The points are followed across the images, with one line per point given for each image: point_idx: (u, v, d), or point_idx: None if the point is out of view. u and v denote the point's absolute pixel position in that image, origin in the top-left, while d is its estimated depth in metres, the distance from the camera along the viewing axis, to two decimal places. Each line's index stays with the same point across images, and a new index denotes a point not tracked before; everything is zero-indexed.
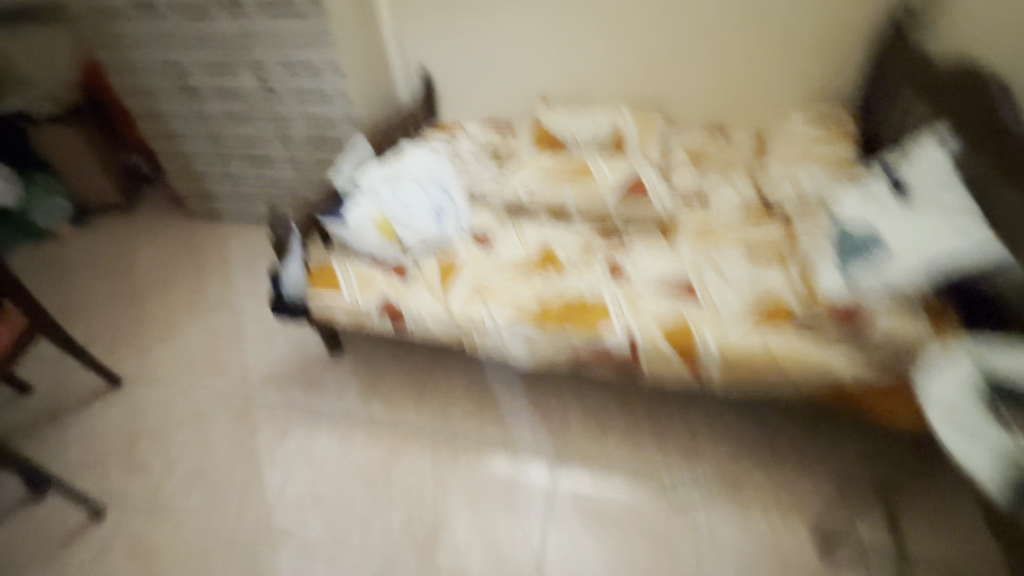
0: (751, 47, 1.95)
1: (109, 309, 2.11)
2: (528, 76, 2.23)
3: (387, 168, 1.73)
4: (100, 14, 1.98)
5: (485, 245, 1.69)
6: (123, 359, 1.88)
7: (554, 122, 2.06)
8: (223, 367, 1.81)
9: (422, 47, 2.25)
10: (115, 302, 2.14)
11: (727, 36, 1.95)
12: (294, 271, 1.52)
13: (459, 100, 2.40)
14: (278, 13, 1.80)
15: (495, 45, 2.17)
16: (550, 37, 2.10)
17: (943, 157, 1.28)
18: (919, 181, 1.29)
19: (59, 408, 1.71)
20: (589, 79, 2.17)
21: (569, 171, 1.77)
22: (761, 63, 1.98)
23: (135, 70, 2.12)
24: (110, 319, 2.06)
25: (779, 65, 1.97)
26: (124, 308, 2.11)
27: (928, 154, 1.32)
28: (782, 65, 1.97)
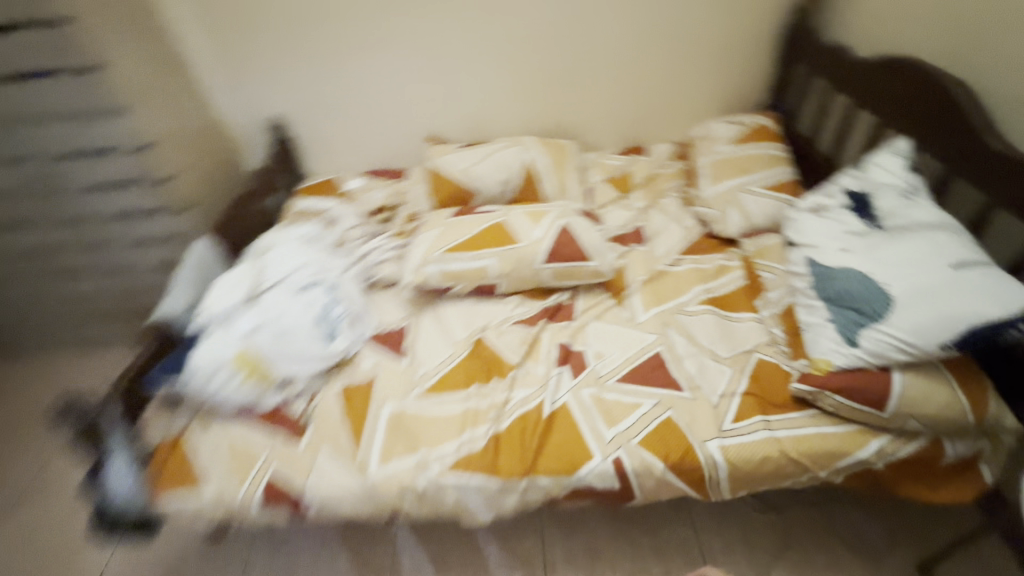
0: (650, 57, 1.75)
1: None
2: (406, 114, 1.86)
3: (246, 276, 1.29)
4: None
5: (401, 353, 1.30)
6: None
7: (450, 170, 1.72)
8: None
9: (265, 94, 1.78)
10: None
11: (624, 47, 1.73)
12: (119, 469, 1.03)
13: (329, 152, 1.96)
14: (33, 83, 1.29)
15: (357, 82, 1.77)
16: (423, 67, 1.75)
17: (900, 177, 1.18)
18: (885, 207, 1.15)
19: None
20: (479, 109, 1.85)
21: (483, 235, 1.42)
22: (665, 72, 1.78)
23: None
24: None
25: (683, 73, 1.79)
26: None
27: (882, 174, 1.20)
28: (686, 73, 1.79)
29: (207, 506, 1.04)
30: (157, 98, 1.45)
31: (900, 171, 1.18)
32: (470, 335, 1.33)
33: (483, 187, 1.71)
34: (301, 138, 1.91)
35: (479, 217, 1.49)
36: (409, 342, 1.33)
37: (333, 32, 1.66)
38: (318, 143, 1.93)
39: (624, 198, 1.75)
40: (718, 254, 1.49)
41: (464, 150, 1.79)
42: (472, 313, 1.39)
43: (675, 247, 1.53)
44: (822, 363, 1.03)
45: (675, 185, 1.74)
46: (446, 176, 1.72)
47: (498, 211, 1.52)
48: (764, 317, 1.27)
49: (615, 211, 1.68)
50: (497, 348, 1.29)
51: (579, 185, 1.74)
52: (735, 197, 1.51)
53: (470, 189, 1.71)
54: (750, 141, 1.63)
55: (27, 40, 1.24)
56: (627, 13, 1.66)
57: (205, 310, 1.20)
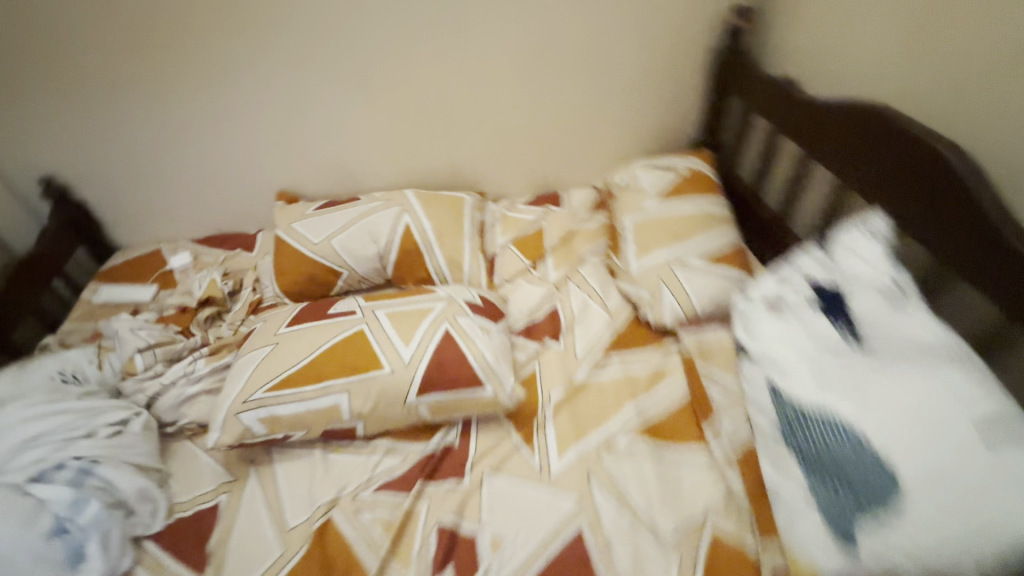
0: (554, 87, 1.38)
1: None
2: (243, 166, 1.40)
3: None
4: None
5: (205, 562, 0.87)
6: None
7: (303, 247, 1.29)
8: None
9: (27, 148, 1.30)
10: None
11: (518, 75, 1.35)
12: None
13: (148, 216, 1.47)
14: None
15: (162, 129, 1.31)
16: (251, 106, 1.30)
17: (882, 268, 0.85)
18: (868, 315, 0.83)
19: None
20: (341, 156, 1.42)
21: (332, 358, 1.00)
22: (574, 104, 1.43)
23: None
24: None
25: (597, 105, 1.44)
26: None
27: (856, 263, 0.88)
28: (600, 106, 1.44)
29: None
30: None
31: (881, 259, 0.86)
32: (313, 516, 0.92)
33: (347, 264, 1.29)
34: (97, 201, 1.42)
35: (327, 323, 1.07)
36: (220, 537, 0.90)
37: (107, 62, 1.19)
38: (123, 206, 1.44)
39: (534, 267, 1.38)
40: (652, 349, 1.15)
41: (322, 211, 1.35)
42: (319, 472, 0.98)
43: (600, 339, 1.17)
44: (805, 566, 0.75)
45: (596, 246, 1.40)
46: (296, 253, 1.29)
47: (356, 310, 1.09)
48: (716, 455, 0.94)
49: (521, 288, 1.32)
50: (350, 542, 0.88)
51: (476, 253, 1.35)
52: (668, 274, 1.18)
53: (331, 269, 1.28)
54: (683, 194, 1.30)
55: None
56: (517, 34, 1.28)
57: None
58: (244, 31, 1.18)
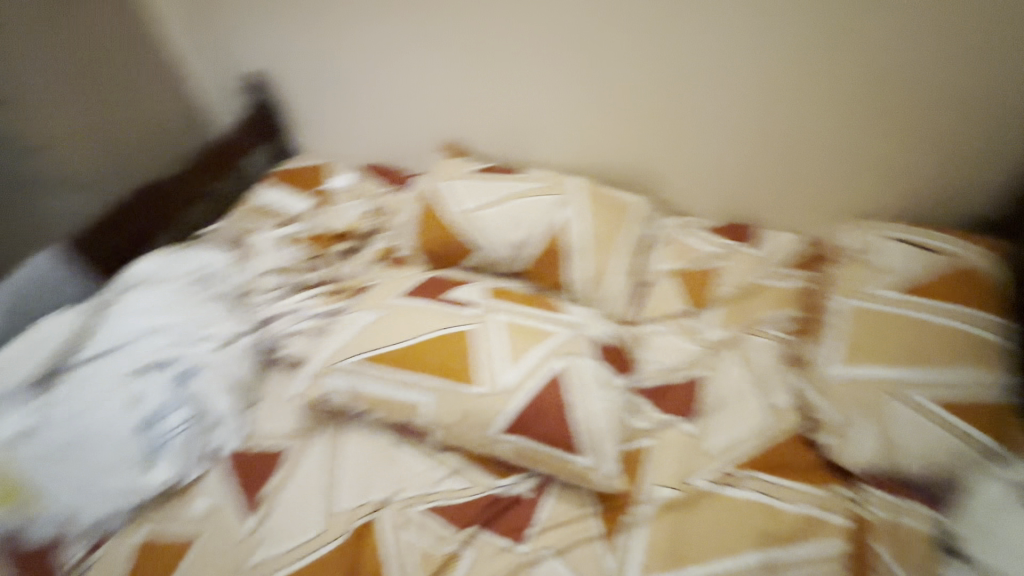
0: (788, 101, 1.08)
1: None
2: (424, 105, 1.37)
3: (70, 334, 0.92)
4: None
5: (254, 507, 0.85)
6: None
7: (450, 208, 1.20)
8: None
9: (249, 41, 1.38)
10: None
11: (775, 69, 1.05)
12: None
13: (327, 131, 1.52)
14: None
15: (366, 48, 1.31)
16: (451, 40, 1.23)
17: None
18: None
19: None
20: (521, 117, 1.30)
21: (430, 352, 0.90)
22: (812, 127, 1.10)
23: None
24: None
25: (841, 136, 1.10)
26: None
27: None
28: (844, 139, 1.10)
29: None
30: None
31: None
32: (360, 509, 0.85)
33: (485, 244, 1.16)
34: (290, 104, 1.49)
35: (439, 309, 0.96)
36: (275, 485, 0.88)
37: None
38: (310, 115, 1.49)
39: (689, 315, 1.13)
40: (813, 486, 0.85)
41: (481, 176, 1.24)
42: (381, 463, 0.90)
43: (742, 442, 0.92)
44: None
45: (778, 315, 1.10)
46: (438, 216, 1.21)
47: (472, 304, 0.97)
48: None
49: (664, 336, 1.09)
50: (383, 558, 0.80)
51: (628, 277, 1.13)
52: (873, 398, 0.86)
53: (467, 242, 1.17)
54: (939, 295, 0.91)
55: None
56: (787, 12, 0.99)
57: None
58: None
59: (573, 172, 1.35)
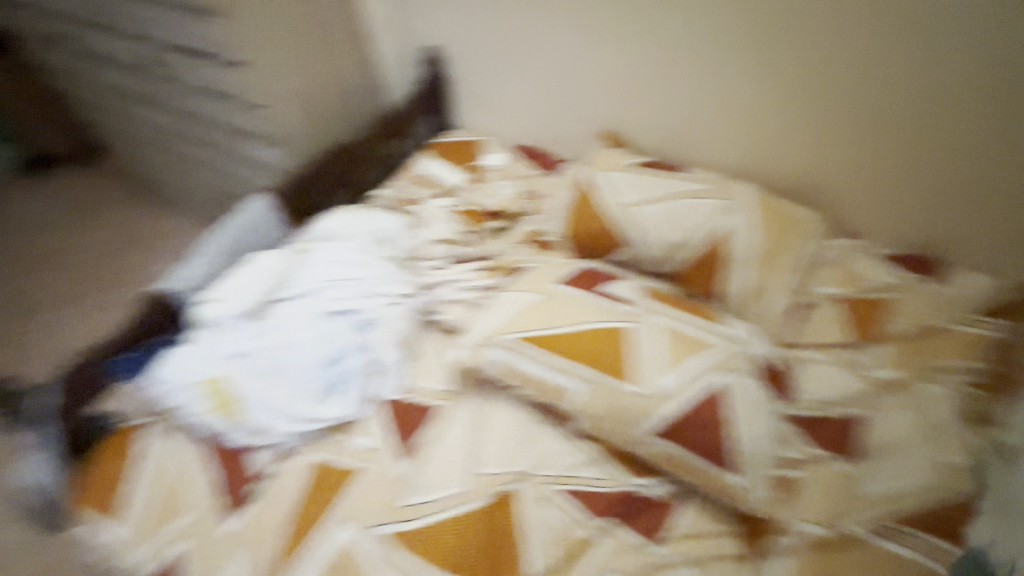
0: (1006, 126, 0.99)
1: None
2: (590, 94, 1.36)
3: (278, 273, 1.05)
4: None
5: (409, 452, 0.94)
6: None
7: (607, 201, 1.21)
8: None
9: (434, 17, 1.44)
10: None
11: (885, 106, 1.06)
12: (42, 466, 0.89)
13: (487, 108, 1.57)
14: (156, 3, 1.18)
15: (545, 33, 1.32)
16: (638, 28, 1.21)
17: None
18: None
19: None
20: (692, 114, 1.26)
21: (590, 341, 0.92)
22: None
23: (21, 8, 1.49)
24: None
25: None
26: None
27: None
28: None
29: (102, 552, 0.87)
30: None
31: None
32: (503, 476, 0.90)
33: (641, 242, 1.16)
34: (459, 79, 1.55)
35: (598, 300, 0.97)
36: (428, 436, 0.95)
37: None
38: (476, 92, 1.55)
39: (852, 348, 1.05)
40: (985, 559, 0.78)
41: (643, 172, 1.23)
42: (524, 437, 0.94)
43: (905, 496, 0.85)
44: None
45: (959, 366, 0.99)
46: (596, 207, 1.22)
47: (631, 300, 0.97)
48: None
49: (822, 364, 1.02)
50: (522, 528, 0.85)
51: (789, 296, 1.09)
52: None
53: (621, 237, 1.17)
54: None
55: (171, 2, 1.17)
56: (947, 59, 0.97)
57: (215, 306, 0.99)
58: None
59: (736, 176, 1.31)
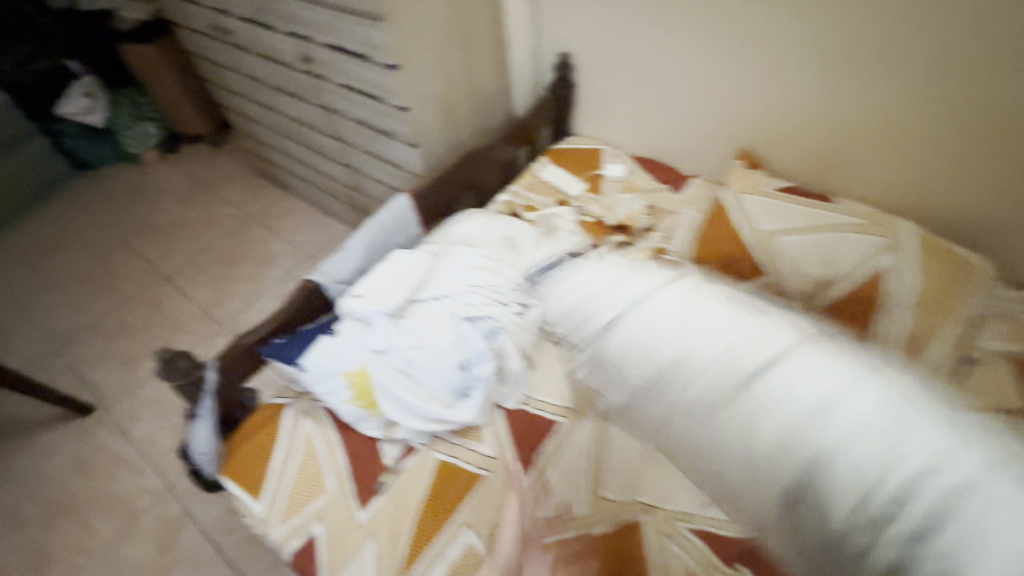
0: None
1: (128, 292, 1.88)
2: (731, 110, 1.29)
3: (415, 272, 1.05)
4: None
5: (531, 466, 0.96)
6: (105, 375, 1.64)
7: (743, 226, 1.16)
8: (179, 428, 1.47)
9: (568, 23, 1.42)
10: (139, 282, 1.91)
11: None
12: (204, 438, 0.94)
13: (610, 116, 1.54)
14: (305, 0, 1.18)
15: (689, 46, 1.26)
16: (796, 45, 1.12)
17: (801, 405, 0.69)
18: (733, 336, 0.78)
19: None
20: (845, 138, 1.18)
21: None
22: None
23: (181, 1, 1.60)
24: (123, 308, 1.83)
25: None
26: (140, 299, 1.86)
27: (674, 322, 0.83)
28: None
29: (250, 517, 0.95)
30: (436, 26, 1.18)
31: (704, 333, 0.80)
32: (625, 503, 0.90)
33: (782, 271, 1.09)
34: (584, 86, 1.52)
35: None
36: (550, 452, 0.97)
37: None
38: (600, 98, 1.52)
39: None
40: None
41: (785, 198, 1.17)
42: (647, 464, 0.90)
43: None
44: None
45: None
46: (733, 231, 1.17)
47: None
48: None
49: None
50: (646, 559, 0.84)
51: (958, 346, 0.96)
52: None
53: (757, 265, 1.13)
54: None
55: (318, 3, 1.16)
56: None
57: (357, 301, 1.00)
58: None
59: (874, 205, 1.24)
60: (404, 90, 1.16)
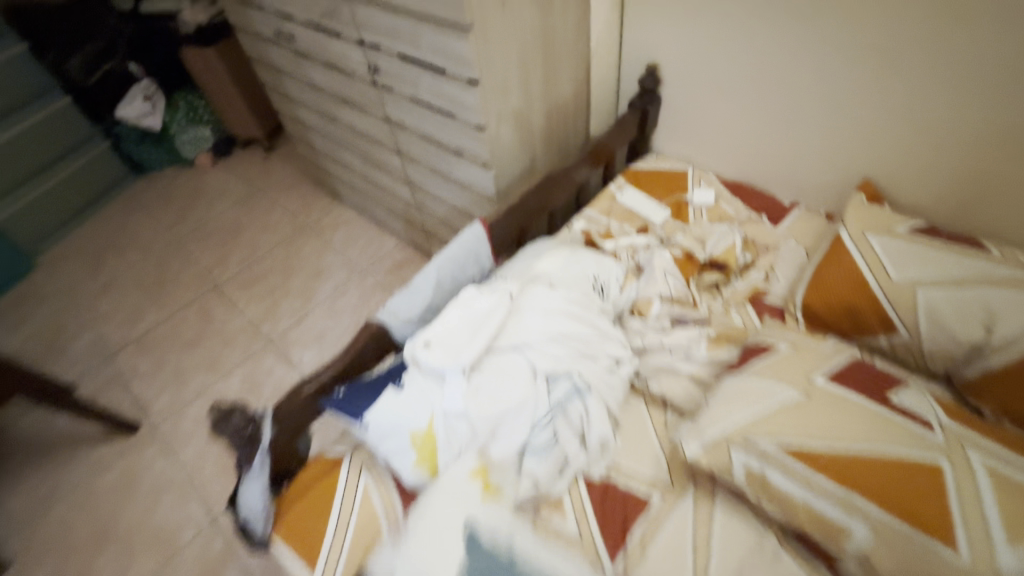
0: None
1: (180, 300, 1.85)
2: (849, 137, 1.11)
3: (493, 317, 0.92)
4: None
5: (619, 553, 0.81)
6: (154, 388, 1.60)
7: (869, 271, 0.99)
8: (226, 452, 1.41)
9: (657, 33, 1.25)
10: (190, 290, 1.88)
11: None
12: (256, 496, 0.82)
13: (697, 137, 1.38)
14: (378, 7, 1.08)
15: (805, 62, 1.08)
16: (949, 61, 0.92)
17: None
18: None
19: (49, 441, 1.49)
20: (993, 169, 0.98)
21: (884, 472, 0.73)
22: None
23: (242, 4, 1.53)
24: (174, 318, 1.79)
25: None
26: (190, 308, 1.82)
27: None
28: None
29: None
30: (517, 36, 1.05)
31: None
32: None
33: (919, 331, 0.93)
34: (671, 102, 1.37)
35: (887, 414, 0.78)
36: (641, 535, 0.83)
37: None
38: (687, 115, 1.35)
39: None
40: None
41: (923, 241, 1.00)
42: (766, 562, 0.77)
43: None
44: None
45: None
46: (856, 277, 1.00)
47: (932, 424, 0.77)
48: None
49: None
50: None
51: None
52: None
53: (887, 320, 0.96)
54: None
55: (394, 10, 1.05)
56: None
57: (427, 351, 0.88)
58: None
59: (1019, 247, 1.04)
60: (482, 107, 1.06)
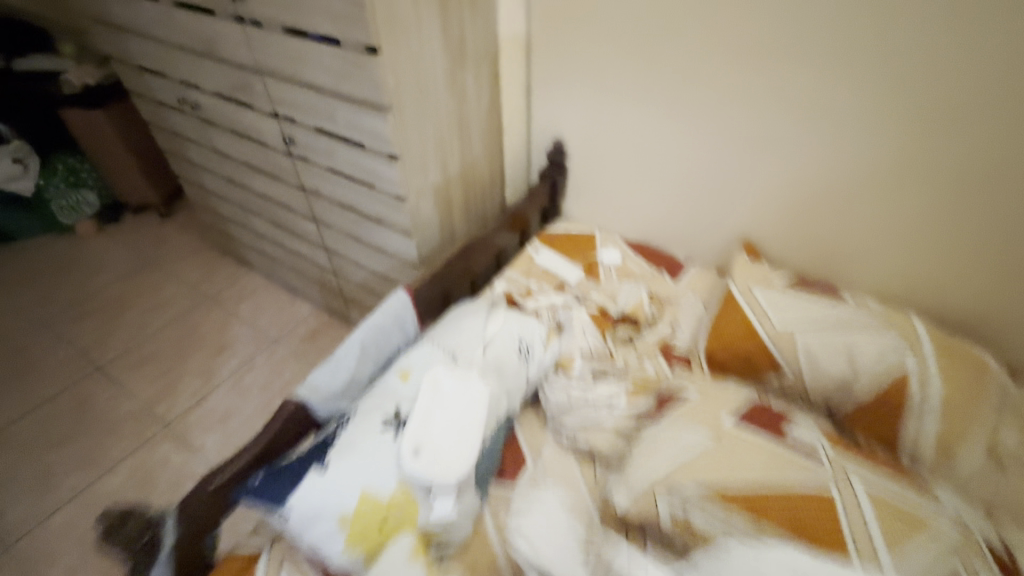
0: None
1: (53, 387, 1.63)
2: (723, 204, 1.30)
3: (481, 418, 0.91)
4: (110, 27, 1.41)
5: None
6: (13, 499, 1.36)
7: (754, 319, 1.13)
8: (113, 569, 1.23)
9: (561, 111, 1.39)
10: (66, 375, 1.66)
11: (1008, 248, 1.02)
12: None
13: (602, 202, 1.52)
14: (291, 85, 1.10)
15: (684, 140, 1.25)
16: (795, 147, 1.12)
17: None
18: None
19: None
20: (834, 227, 1.18)
21: (789, 499, 0.81)
22: None
23: (140, 71, 1.47)
24: (45, 409, 1.57)
25: None
26: (66, 396, 1.61)
27: None
28: None
29: None
30: (433, 117, 1.11)
31: None
32: None
33: (800, 370, 1.07)
34: (577, 173, 1.50)
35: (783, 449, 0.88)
36: None
37: (691, 58, 1.12)
38: (594, 183, 1.49)
39: None
40: None
41: (796, 291, 1.15)
42: None
43: None
44: None
45: None
46: (747, 327, 1.13)
47: (819, 454, 0.88)
48: None
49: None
50: None
51: (988, 450, 0.95)
52: None
53: (774, 362, 1.09)
54: None
55: (308, 89, 1.08)
56: None
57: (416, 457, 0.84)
58: (895, 74, 0.95)
59: (864, 292, 1.24)
60: (403, 181, 1.10)
